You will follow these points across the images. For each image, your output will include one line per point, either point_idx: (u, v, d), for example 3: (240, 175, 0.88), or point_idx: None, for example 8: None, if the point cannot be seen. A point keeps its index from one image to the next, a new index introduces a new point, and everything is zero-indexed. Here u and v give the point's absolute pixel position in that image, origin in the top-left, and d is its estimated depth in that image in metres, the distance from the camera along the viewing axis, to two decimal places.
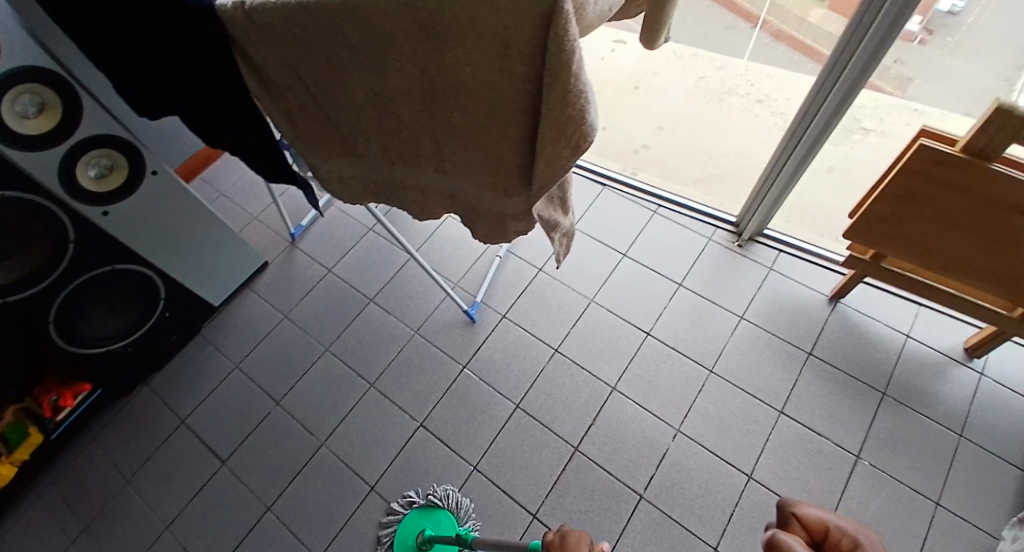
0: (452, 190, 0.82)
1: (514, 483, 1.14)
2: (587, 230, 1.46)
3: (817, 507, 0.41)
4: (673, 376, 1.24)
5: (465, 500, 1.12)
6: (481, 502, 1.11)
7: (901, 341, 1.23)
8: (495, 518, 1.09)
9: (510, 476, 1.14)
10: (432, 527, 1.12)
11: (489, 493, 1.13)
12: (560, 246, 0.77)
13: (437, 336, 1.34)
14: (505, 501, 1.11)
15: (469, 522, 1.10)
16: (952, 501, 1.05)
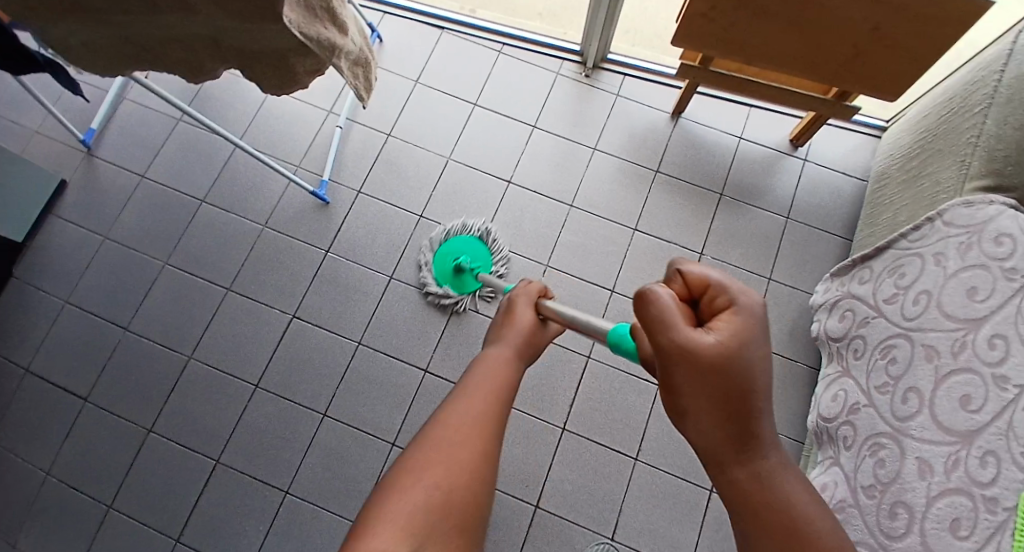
0: (217, 33, 0.68)
1: (480, 243, 1.21)
2: (432, 84, 1.35)
3: (706, 267, 0.40)
4: (538, 217, 1.25)
5: (454, 244, 1.20)
6: (456, 261, 1.19)
7: (735, 143, 1.30)
8: (467, 275, 1.18)
9: (476, 238, 1.22)
10: (466, 256, 1.19)
11: (466, 252, 1.21)
12: (346, 72, 0.75)
13: (290, 226, 1.24)
14: (477, 259, 1.20)
15: (450, 271, 1.19)
16: (779, 274, 1.22)
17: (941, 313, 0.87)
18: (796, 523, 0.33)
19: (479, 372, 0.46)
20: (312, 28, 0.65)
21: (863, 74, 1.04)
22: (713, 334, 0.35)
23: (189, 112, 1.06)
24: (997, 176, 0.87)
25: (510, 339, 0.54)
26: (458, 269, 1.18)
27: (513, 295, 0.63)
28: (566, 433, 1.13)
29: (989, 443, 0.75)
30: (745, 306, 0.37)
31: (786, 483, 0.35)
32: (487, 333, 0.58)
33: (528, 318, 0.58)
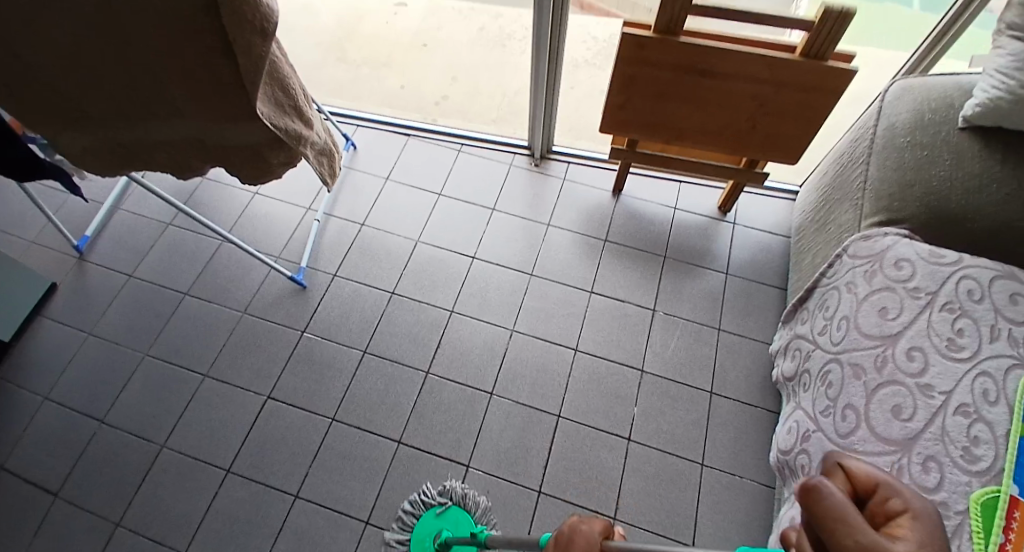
0: (197, 133, 0.82)
1: (466, 512, 1.09)
2: (400, 179, 1.53)
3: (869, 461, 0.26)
4: (502, 287, 1.36)
5: (425, 527, 1.07)
6: (439, 537, 1.05)
7: (672, 212, 1.46)
8: (456, 550, 1.05)
9: (462, 506, 1.10)
10: (449, 527, 1.08)
11: (448, 525, 1.08)
12: (315, 162, 0.89)
13: (268, 312, 1.32)
14: (456, 533, 1.07)
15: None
16: (729, 324, 1.30)
17: (860, 332, 0.91)
18: None
19: None
20: (281, 120, 0.79)
21: (764, 141, 1.21)
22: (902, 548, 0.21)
23: (190, 211, 1.19)
24: (887, 212, 0.97)
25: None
26: (444, 546, 1.04)
27: (577, 523, 0.49)
28: (542, 496, 1.12)
29: (927, 448, 0.77)
30: (933, 521, 0.23)
31: None
32: None
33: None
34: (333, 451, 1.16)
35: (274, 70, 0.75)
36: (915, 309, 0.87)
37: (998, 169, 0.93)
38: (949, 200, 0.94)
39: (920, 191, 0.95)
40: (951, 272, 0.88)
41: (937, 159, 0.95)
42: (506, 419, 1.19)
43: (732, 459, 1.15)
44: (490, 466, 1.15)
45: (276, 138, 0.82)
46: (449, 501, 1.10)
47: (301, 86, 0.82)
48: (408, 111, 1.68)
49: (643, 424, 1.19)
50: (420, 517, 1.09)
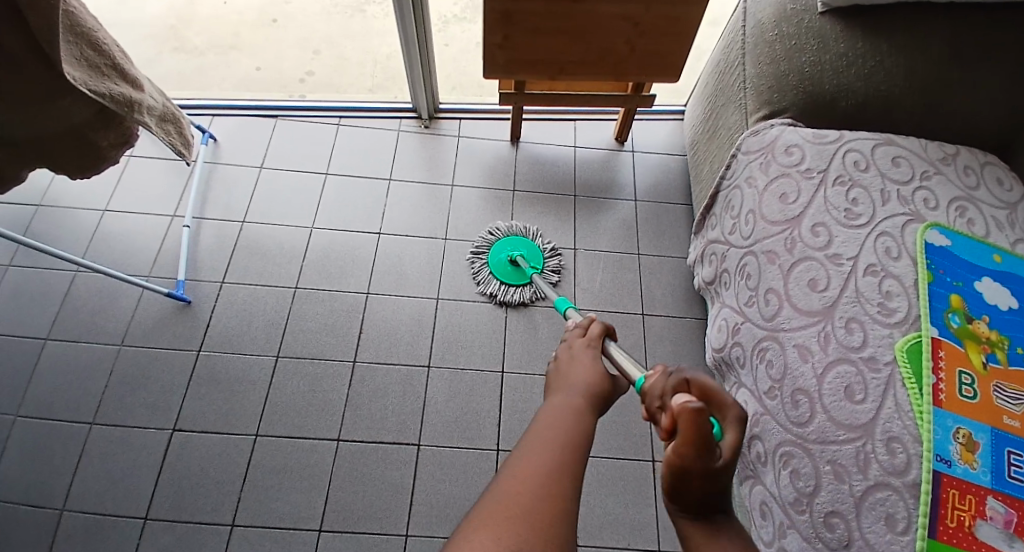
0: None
1: (526, 240, 1.29)
2: (277, 165, 1.37)
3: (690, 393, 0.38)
4: (418, 256, 1.27)
5: (512, 241, 1.27)
6: (512, 255, 1.25)
7: (573, 151, 1.45)
8: (524, 266, 1.24)
9: (522, 236, 1.29)
10: (524, 250, 1.27)
11: (520, 249, 1.27)
12: (158, 131, 0.79)
13: (150, 337, 1.16)
14: (529, 256, 1.27)
15: (507, 266, 1.25)
16: (647, 248, 1.32)
17: (766, 222, 0.93)
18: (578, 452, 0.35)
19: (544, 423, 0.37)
20: (102, 86, 0.67)
21: (644, 65, 1.22)
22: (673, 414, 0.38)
23: (34, 245, 1.00)
24: (769, 106, 1.01)
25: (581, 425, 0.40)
26: (514, 260, 1.25)
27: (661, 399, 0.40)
28: (502, 452, 1.07)
29: (847, 311, 0.81)
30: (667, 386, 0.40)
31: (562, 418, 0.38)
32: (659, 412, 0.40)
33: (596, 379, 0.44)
34: (257, 450, 1.05)
35: (75, 25, 0.64)
36: (811, 188, 0.91)
37: (860, 44, 0.98)
38: (824, 83, 0.98)
39: (795, 80, 0.99)
40: (836, 148, 0.93)
41: (804, 45, 0.99)
42: (451, 388, 1.12)
43: (674, 372, 1.18)
44: (442, 438, 1.07)
45: (99, 112, 0.71)
46: (524, 232, 1.30)
47: (115, 44, 0.70)
48: (271, 93, 1.51)
49: None
50: (499, 237, 1.28)
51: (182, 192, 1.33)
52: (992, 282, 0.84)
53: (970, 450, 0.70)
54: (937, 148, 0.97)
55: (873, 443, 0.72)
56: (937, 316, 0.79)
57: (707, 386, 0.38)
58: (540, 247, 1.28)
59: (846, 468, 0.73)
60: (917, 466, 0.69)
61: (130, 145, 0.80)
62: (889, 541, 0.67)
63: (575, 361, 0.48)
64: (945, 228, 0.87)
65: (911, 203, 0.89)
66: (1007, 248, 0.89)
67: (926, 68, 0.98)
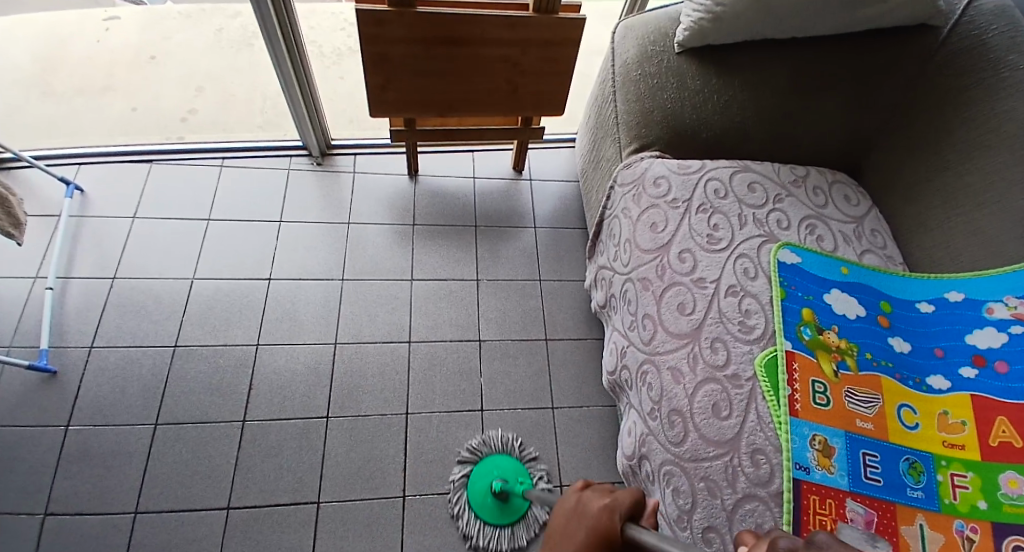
0: None
1: (511, 458, 1.10)
2: (152, 214, 1.28)
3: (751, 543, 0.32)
4: (312, 299, 1.23)
5: (493, 462, 1.08)
6: (492, 486, 1.05)
7: (471, 183, 1.46)
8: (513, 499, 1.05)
9: (505, 453, 1.10)
10: (500, 476, 1.07)
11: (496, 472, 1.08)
12: None
13: (11, 416, 1.03)
14: (513, 477, 1.08)
15: (494, 505, 1.04)
16: (547, 274, 1.35)
17: (640, 250, 0.98)
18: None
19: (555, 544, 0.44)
20: None
21: (530, 101, 1.25)
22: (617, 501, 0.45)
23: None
24: (639, 139, 1.08)
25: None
26: (501, 498, 1.05)
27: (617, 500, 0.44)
28: (409, 499, 1.04)
29: (712, 330, 0.86)
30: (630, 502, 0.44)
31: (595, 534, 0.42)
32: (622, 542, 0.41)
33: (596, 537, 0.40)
34: (138, 529, 0.96)
35: None
36: (677, 217, 0.97)
37: (715, 80, 1.06)
38: (683, 118, 1.06)
39: (659, 116, 1.07)
40: (698, 177, 1.01)
41: (665, 84, 1.07)
42: (352, 437, 1.08)
43: (578, 395, 1.20)
44: (343, 492, 1.03)
45: None
46: (496, 446, 1.10)
47: None
48: (148, 135, 1.40)
49: (492, 392, 1.17)
50: (478, 460, 1.09)
51: (45, 248, 1.21)
52: (840, 293, 0.92)
53: (828, 456, 0.76)
54: (788, 171, 1.06)
55: (739, 457, 0.77)
56: (790, 330, 0.85)
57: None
58: (529, 470, 1.09)
59: (718, 484, 0.76)
60: (779, 476, 0.74)
61: None
62: None
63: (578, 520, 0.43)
64: (795, 246, 0.95)
65: (765, 225, 0.97)
66: (854, 260, 0.97)
67: (773, 99, 1.06)
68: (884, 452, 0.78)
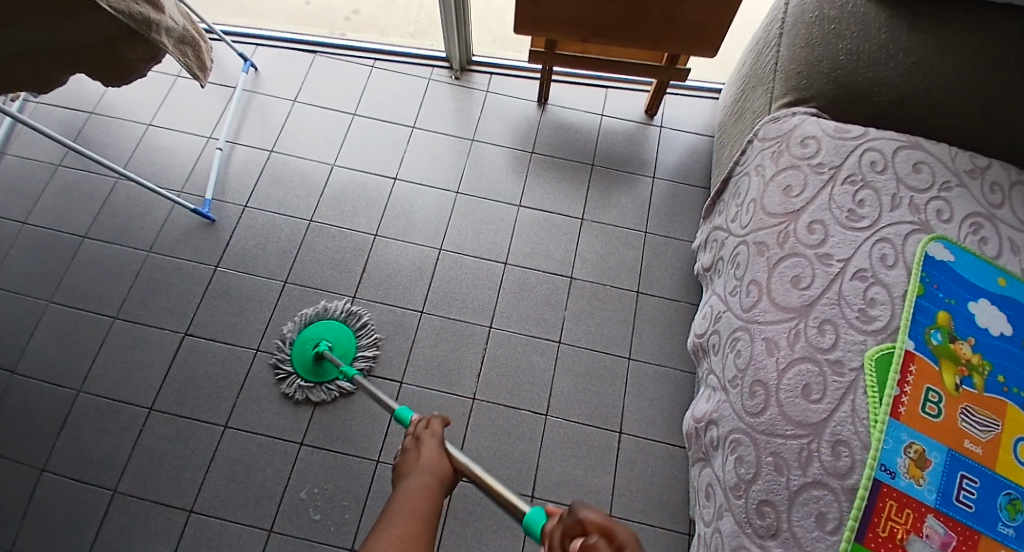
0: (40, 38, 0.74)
1: (345, 327, 1.16)
2: (308, 100, 1.42)
3: (434, 441, 0.58)
4: (428, 207, 1.31)
5: (313, 330, 1.15)
6: (316, 347, 1.12)
7: (598, 121, 1.43)
8: (330, 364, 1.12)
9: (341, 321, 1.17)
10: (329, 340, 1.14)
11: (328, 339, 1.15)
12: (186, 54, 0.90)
13: (176, 248, 1.24)
14: (338, 350, 1.14)
15: (310, 363, 1.12)
16: (655, 227, 1.31)
17: (766, 213, 0.92)
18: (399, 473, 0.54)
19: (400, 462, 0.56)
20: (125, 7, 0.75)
21: (681, 36, 1.17)
22: (427, 432, 0.59)
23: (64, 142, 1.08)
24: (796, 92, 0.98)
25: (423, 450, 0.56)
26: (320, 356, 1.12)
27: (417, 433, 0.60)
28: (476, 402, 1.12)
29: (824, 312, 0.79)
30: (436, 438, 0.58)
31: (422, 443, 0.58)
32: (411, 462, 0.55)
33: (439, 458, 0.55)
34: (258, 362, 1.14)
35: None
36: (819, 184, 0.88)
37: (905, 36, 0.93)
38: (857, 74, 0.94)
39: (827, 67, 0.95)
40: (855, 145, 0.90)
41: (844, 31, 0.96)
42: (438, 333, 1.18)
43: (658, 353, 1.18)
44: (423, 379, 1.13)
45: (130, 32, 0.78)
46: (325, 315, 1.17)
47: None
48: (316, 27, 1.53)
49: (573, 326, 1.20)
50: (325, 319, 1.17)
51: (220, 114, 1.40)
52: (989, 304, 0.79)
53: (919, 467, 0.69)
54: (965, 158, 0.89)
55: (818, 444, 0.72)
56: (917, 329, 0.75)
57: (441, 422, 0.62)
58: (353, 343, 1.15)
59: (788, 462, 0.73)
60: (858, 472, 0.69)
61: (184, 54, 0.90)
62: (815, 538, 0.68)
63: (419, 448, 0.57)
64: (950, 242, 0.82)
65: (921, 212, 0.84)
66: (1016, 273, 0.82)
67: (975, 70, 0.91)
68: (986, 479, 0.69)
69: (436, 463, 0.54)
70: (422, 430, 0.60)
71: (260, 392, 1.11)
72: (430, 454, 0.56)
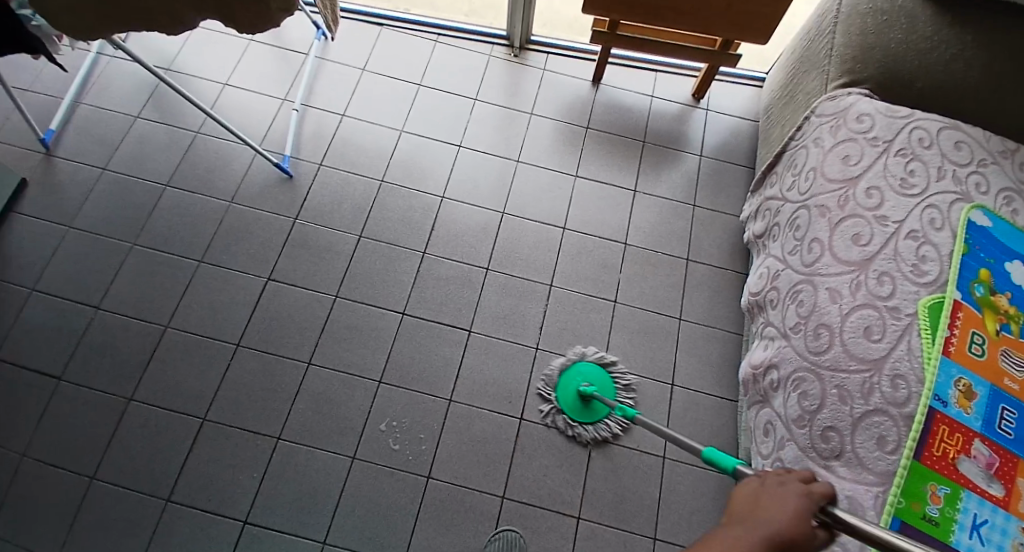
0: None
1: (599, 369, 1.20)
2: (376, 69, 1.50)
3: (800, 493, 0.45)
4: (491, 173, 1.40)
5: (579, 369, 1.19)
6: (581, 389, 1.16)
7: (648, 101, 1.53)
8: (599, 403, 1.15)
9: (591, 364, 1.21)
10: (591, 383, 1.18)
11: (590, 380, 1.19)
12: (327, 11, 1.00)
13: (256, 200, 1.32)
14: (601, 388, 1.18)
15: (577, 402, 1.15)
16: (702, 201, 1.41)
17: (826, 178, 1.02)
18: (742, 511, 0.45)
19: (752, 506, 0.46)
20: None
21: (736, 23, 1.27)
22: (801, 489, 0.46)
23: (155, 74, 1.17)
24: (851, 74, 1.08)
25: (787, 500, 0.44)
26: (587, 397, 1.15)
27: (780, 481, 0.47)
28: (540, 351, 1.22)
29: (882, 266, 0.89)
30: (811, 492, 0.45)
31: (780, 491, 0.46)
32: (754, 505, 0.45)
33: (800, 519, 0.42)
34: (336, 308, 1.22)
35: None
36: (874, 154, 0.99)
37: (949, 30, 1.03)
38: (905, 62, 1.05)
39: (880, 54, 1.06)
40: (905, 123, 1.00)
41: (895, 23, 1.06)
42: (503, 289, 1.27)
43: (706, 314, 1.28)
44: (491, 329, 1.23)
45: None
46: (576, 359, 1.20)
47: None
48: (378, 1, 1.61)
49: (628, 288, 1.29)
50: (568, 366, 1.20)
51: (292, 77, 1.48)
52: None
53: (967, 397, 0.79)
54: (999, 141, 1.01)
55: (880, 377, 0.82)
56: (963, 283, 0.86)
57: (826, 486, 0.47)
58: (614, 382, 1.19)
59: (851, 392, 0.83)
60: (915, 402, 0.79)
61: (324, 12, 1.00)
62: (877, 457, 0.78)
63: (778, 498, 0.45)
64: (989, 211, 0.93)
65: (963, 183, 0.95)
66: None
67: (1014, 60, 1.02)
68: None
69: (797, 520, 0.42)
70: (804, 485, 0.46)
71: (337, 334, 1.20)
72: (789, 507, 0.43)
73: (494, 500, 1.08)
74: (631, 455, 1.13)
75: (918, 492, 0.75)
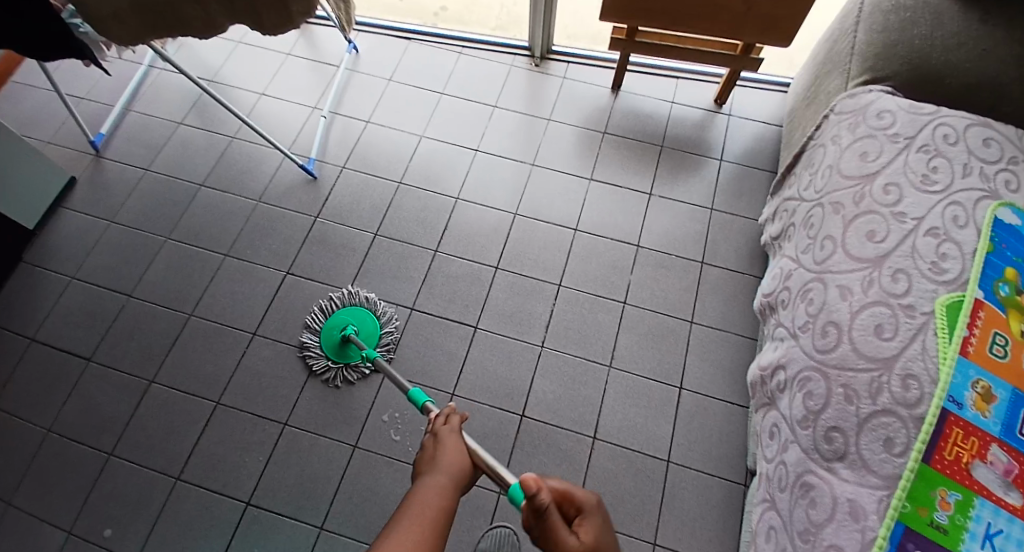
0: None
1: (369, 313, 1.23)
2: (402, 80, 1.58)
3: (454, 435, 0.66)
4: (505, 177, 1.42)
5: (341, 314, 1.22)
6: (342, 331, 1.19)
7: (668, 107, 1.52)
8: (353, 347, 1.18)
9: (365, 308, 1.24)
10: (354, 323, 1.21)
11: (351, 322, 1.22)
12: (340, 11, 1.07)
13: (282, 199, 1.40)
14: (364, 335, 1.21)
15: (336, 343, 1.19)
16: (720, 205, 1.37)
17: (841, 175, 0.98)
18: (418, 467, 0.62)
19: (423, 455, 0.64)
20: None
21: (756, 26, 1.25)
22: (450, 430, 0.67)
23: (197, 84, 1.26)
24: (872, 71, 1.03)
25: (445, 447, 0.64)
26: (344, 339, 1.19)
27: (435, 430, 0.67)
28: (545, 350, 1.21)
29: (898, 263, 0.84)
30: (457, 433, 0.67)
31: (442, 440, 0.65)
32: (424, 460, 0.63)
33: (456, 454, 0.63)
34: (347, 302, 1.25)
35: None
36: (895, 151, 0.94)
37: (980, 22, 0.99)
38: (932, 58, 1.00)
39: (903, 51, 1.02)
40: (930, 120, 0.95)
41: (919, 19, 1.02)
42: (511, 288, 1.27)
43: (720, 319, 1.23)
44: (495, 326, 1.23)
45: None
46: (365, 304, 1.24)
47: None
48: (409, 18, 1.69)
49: (638, 290, 1.27)
50: (341, 307, 1.24)
51: (325, 89, 1.57)
52: None
53: (985, 401, 0.73)
54: None
55: (889, 376, 0.76)
56: (986, 281, 0.80)
57: (462, 417, 0.70)
58: (378, 328, 1.22)
59: (858, 392, 0.78)
60: (927, 402, 0.73)
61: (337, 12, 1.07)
62: (883, 459, 0.72)
63: (440, 446, 0.64)
64: (1018, 208, 0.87)
65: (992, 180, 0.88)
66: None
67: None
68: None
69: (457, 453, 0.63)
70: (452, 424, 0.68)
71: (347, 326, 1.24)
72: (447, 450, 0.63)
73: (489, 497, 1.07)
74: (633, 459, 1.10)
75: (925, 497, 0.69)
